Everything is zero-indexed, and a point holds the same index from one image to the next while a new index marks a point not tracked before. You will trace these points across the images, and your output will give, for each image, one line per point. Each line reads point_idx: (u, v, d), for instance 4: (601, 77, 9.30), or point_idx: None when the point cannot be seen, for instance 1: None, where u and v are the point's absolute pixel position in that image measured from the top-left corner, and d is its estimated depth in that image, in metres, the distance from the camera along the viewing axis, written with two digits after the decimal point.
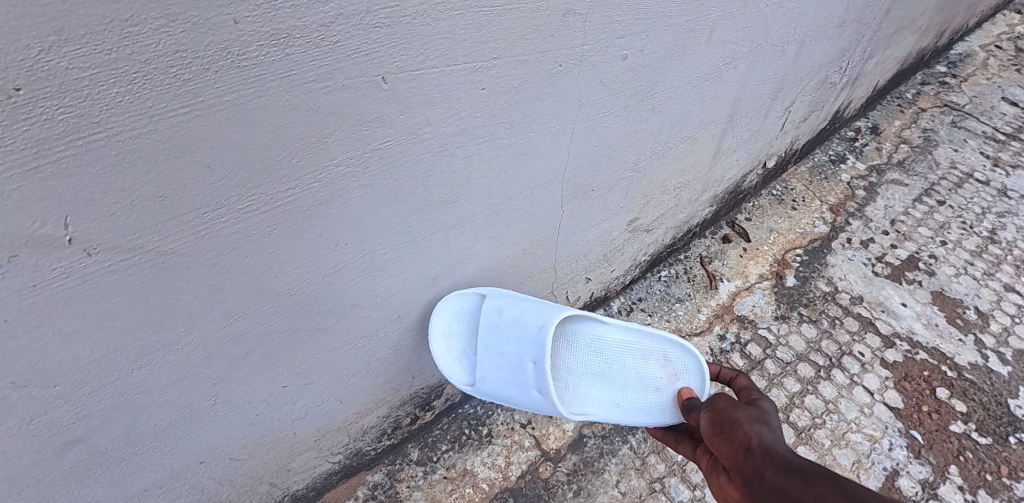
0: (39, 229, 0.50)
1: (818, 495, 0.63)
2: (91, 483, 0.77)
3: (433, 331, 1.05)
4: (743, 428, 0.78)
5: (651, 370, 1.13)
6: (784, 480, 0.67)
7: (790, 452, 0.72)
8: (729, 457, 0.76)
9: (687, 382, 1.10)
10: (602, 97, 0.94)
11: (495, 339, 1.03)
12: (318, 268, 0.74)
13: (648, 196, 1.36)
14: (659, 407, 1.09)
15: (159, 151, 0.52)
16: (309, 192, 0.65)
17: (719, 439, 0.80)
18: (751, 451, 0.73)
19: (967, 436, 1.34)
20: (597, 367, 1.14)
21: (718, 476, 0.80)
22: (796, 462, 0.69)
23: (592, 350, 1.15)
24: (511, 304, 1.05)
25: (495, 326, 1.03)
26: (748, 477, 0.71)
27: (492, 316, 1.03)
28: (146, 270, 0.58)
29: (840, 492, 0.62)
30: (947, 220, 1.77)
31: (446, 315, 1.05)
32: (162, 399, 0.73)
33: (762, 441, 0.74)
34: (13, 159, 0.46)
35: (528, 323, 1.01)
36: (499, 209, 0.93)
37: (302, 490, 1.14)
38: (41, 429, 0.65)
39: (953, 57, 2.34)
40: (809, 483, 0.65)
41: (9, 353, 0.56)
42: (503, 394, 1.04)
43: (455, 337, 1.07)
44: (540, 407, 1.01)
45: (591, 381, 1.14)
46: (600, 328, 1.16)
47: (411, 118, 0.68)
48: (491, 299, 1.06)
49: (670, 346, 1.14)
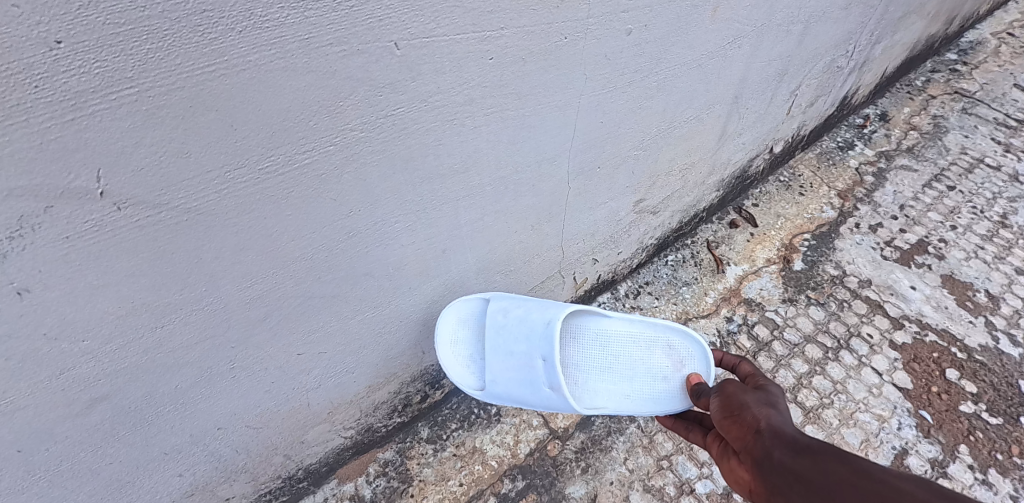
0: (73, 181, 0.53)
1: (825, 471, 0.63)
2: (115, 442, 0.80)
3: (440, 337, 1.10)
4: (752, 410, 0.77)
5: (656, 360, 1.14)
6: (793, 458, 0.67)
7: (799, 431, 0.71)
8: (739, 440, 0.76)
9: (694, 368, 1.12)
10: (608, 71, 0.95)
11: (503, 339, 1.07)
12: (333, 234, 0.77)
13: (654, 177, 1.37)
14: (669, 395, 1.09)
15: (186, 108, 0.54)
16: (325, 155, 0.67)
17: (729, 423, 0.79)
18: (761, 433, 0.73)
19: (977, 416, 1.34)
20: (605, 361, 1.15)
21: (728, 461, 0.80)
22: (805, 441, 0.69)
23: (599, 344, 1.16)
24: (516, 305, 1.11)
25: (502, 327, 1.08)
26: (757, 458, 0.71)
27: (498, 317, 1.09)
28: (171, 226, 0.61)
29: (848, 467, 0.62)
30: (957, 205, 1.76)
31: (452, 321, 1.12)
32: (184, 360, 0.76)
33: (770, 422, 0.74)
34: (51, 110, 0.49)
35: (535, 321, 1.06)
36: (508, 182, 0.95)
37: (315, 465, 1.17)
38: (70, 383, 0.68)
39: (964, 44, 2.32)
40: (818, 459, 0.65)
41: (43, 303, 0.59)
42: (514, 394, 1.07)
43: (462, 342, 1.12)
44: (552, 403, 1.04)
45: (600, 376, 1.15)
46: (605, 322, 1.17)
47: (423, 85, 0.70)
48: (496, 302, 1.12)
49: (674, 334, 1.16)
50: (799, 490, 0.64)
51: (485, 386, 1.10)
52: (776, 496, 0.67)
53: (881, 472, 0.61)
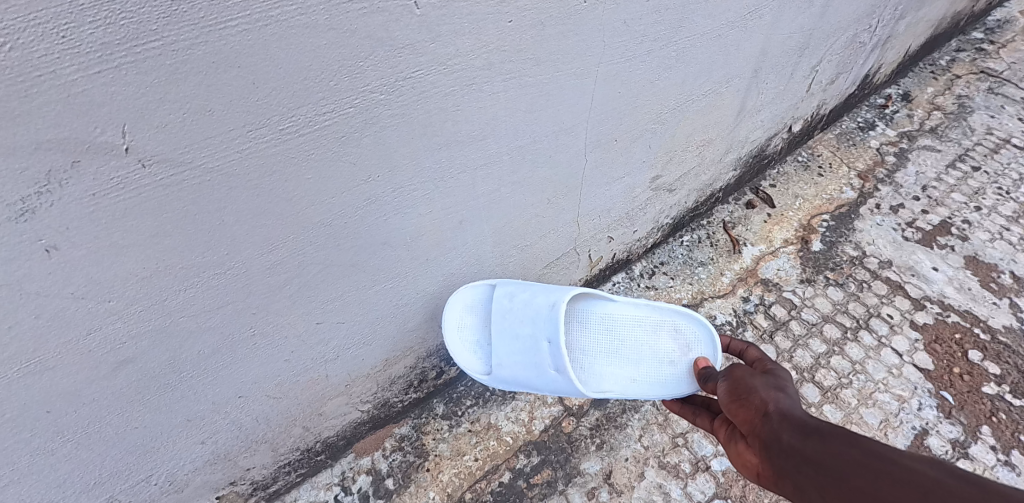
0: (99, 136, 0.54)
1: (836, 453, 0.61)
2: (140, 407, 0.81)
3: (447, 324, 1.11)
4: (759, 394, 0.75)
5: (662, 344, 1.13)
6: (802, 441, 0.65)
7: (807, 414, 0.69)
8: (746, 423, 0.73)
9: (700, 351, 1.11)
10: (627, 39, 0.94)
11: (509, 322, 1.07)
12: (351, 200, 0.77)
13: (671, 152, 1.35)
14: (675, 379, 1.09)
15: (209, 64, 0.55)
16: (345, 118, 0.67)
17: (735, 407, 0.77)
18: (769, 416, 0.71)
19: (1001, 398, 1.32)
20: (611, 345, 1.14)
21: (736, 446, 0.77)
22: (814, 424, 0.66)
23: (604, 329, 1.16)
24: (522, 290, 1.11)
25: (508, 311, 1.08)
26: (766, 442, 0.69)
27: (504, 301, 1.09)
28: (193, 186, 0.62)
29: (858, 449, 0.61)
30: (982, 186, 1.72)
31: (459, 308, 1.13)
32: (207, 325, 0.77)
33: (779, 405, 0.72)
34: (78, 62, 0.49)
35: (540, 304, 1.07)
36: (525, 152, 0.95)
37: (333, 438, 1.18)
38: (97, 344, 0.69)
39: (991, 23, 2.26)
40: (828, 442, 0.63)
41: (71, 262, 0.60)
42: (520, 378, 1.07)
43: (469, 328, 1.13)
44: (557, 386, 1.04)
45: (606, 360, 1.14)
46: (610, 306, 1.17)
47: (442, 47, 0.70)
48: (502, 288, 1.13)
49: (680, 318, 1.15)
50: (810, 473, 0.62)
51: (492, 370, 1.10)
52: (785, 479, 0.65)
53: (894, 454, 0.59)
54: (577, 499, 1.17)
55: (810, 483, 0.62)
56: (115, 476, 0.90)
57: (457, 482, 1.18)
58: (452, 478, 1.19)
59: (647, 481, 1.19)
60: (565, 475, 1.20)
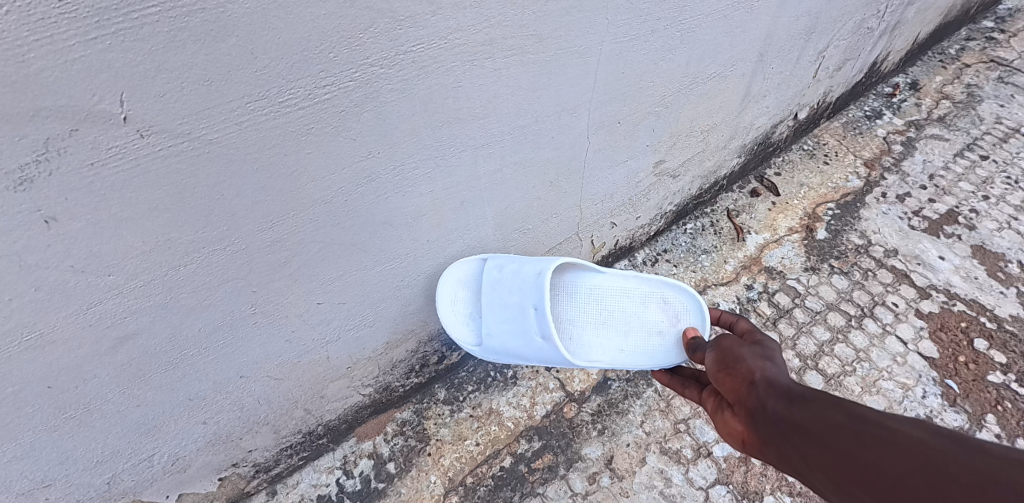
0: (97, 104, 0.53)
1: (820, 416, 0.60)
2: (142, 384, 0.81)
3: (440, 297, 1.09)
4: (746, 363, 0.73)
5: (651, 315, 1.12)
6: (786, 407, 0.64)
7: (794, 382, 0.68)
8: (732, 391, 0.72)
9: (689, 322, 1.10)
10: (630, 17, 0.93)
11: (497, 292, 1.06)
12: (350, 177, 0.76)
13: (674, 137, 1.34)
14: (663, 349, 1.08)
15: (207, 32, 0.54)
16: (345, 91, 0.67)
17: (722, 375, 0.76)
18: (755, 385, 0.69)
19: (1006, 387, 1.31)
20: (599, 316, 1.14)
21: (722, 415, 0.76)
22: (800, 391, 0.65)
23: (593, 300, 1.15)
24: (512, 261, 1.09)
25: (498, 281, 1.07)
26: (751, 409, 0.67)
27: (494, 272, 1.07)
28: (192, 158, 0.61)
29: (844, 413, 0.59)
30: (991, 175, 1.70)
31: (452, 281, 1.09)
32: (207, 303, 0.77)
33: (766, 374, 0.70)
34: (75, 27, 0.49)
35: (528, 274, 1.05)
36: (528, 131, 0.94)
37: (335, 422, 1.18)
38: (97, 319, 0.69)
39: (1002, 12, 2.23)
40: (812, 407, 0.62)
41: (70, 234, 0.60)
42: (510, 347, 1.07)
43: (462, 302, 1.11)
44: (545, 354, 1.04)
45: (594, 330, 1.14)
46: (599, 277, 1.15)
47: (442, 21, 0.69)
48: (493, 260, 1.10)
49: (669, 289, 1.13)
50: (794, 439, 0.61)
51: (483, 340, 1.10)
52: (770, 445, 0.64)
53: (879, 416, 0.58)
54: (578, 484, 1.17)
55: (795, 448, 0.60)
56: (118, 454, 0.90)
57: (458, 466, 1.18)
58: (454, 462, 1.19)
59: (649, 466, 1.19)
60: (566, 459, 1.20)
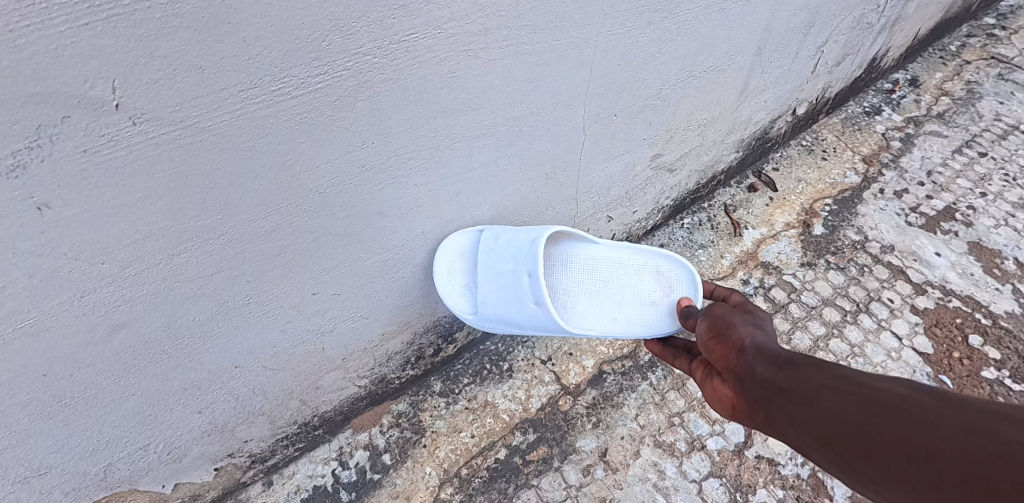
0: (89, 90, 0.53)
1: (806, 379, 0.62)
2: (137, 374, 0.81)
3: (437, 268, 1.04)
4: (737, 330, 0.75)
5: (644, 286, 1.12)
6: (774, 371, 0.65)
7: (782, 347, 0.69)
8: (722, 358, 0.73)
9: (682, 292, 1.10)
10: (627, 9, 0.93)
11: (492, 260, 1.01)
12: (345, 167, 0.76)
13: (672, 130, 1.34)
14: (657, 318, 1.08)
15: (199, 19, 0.54)
16: (339, 80, 0.67)
17: (713, 342, 0.77)
18: (744, 351, 0.70)
19: (1000, 383, 1.31)
20: (593, 285, 1.13)
21: (710, 381, 0.77)
22: (789, 355, 0.66)
23: (588, 269, 1.14)
24: (509, 230, 1.04)
25: (494, 250, 1.02)
26: (739, 374, 0.69)
27: (489, 241, 1.03)
28: (184, 146, 0.61)
29: (830, 376, 0.61)
30: (989, 172, 1.70)
31: (449, 253, 1.04)
32: (201, 292, 0.77)
33: (755, 340, 0.71)
34: (66, 12, 0.49)
35: (523, 241, 1.00)
36: (523, 123, 0.94)
37: (331, 413, 1.19)
38: (91, 307, 0.70)
39: (1004, 9, 2.22)
40: (799, 371, 0.63)
41: (62, 222, 0.60)
42: (504, 315, 1.02)
43: (458, 273, 1.05)
44: (538, 321, 0.99)
45: (589, 300, 1.13)
46: (593, 248, 1.15)
47: (436, 10, 0.69)
48: (491, 230, 1.05)
49: (662, 260, 1.14)
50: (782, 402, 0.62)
51: (478, 309, 1.05)
52: (757, 409, 0.65)
53: (865, 379, 0.59)
54: (572, 476, 1.17)
55: (782, 411, 0.62)
56: (113, 443, 0.90)
57: (454, 457, 1.19)
58: (449, 453, 1.20)
59: (643, 459, 1.20)
60: (561, 451, 1.20)
